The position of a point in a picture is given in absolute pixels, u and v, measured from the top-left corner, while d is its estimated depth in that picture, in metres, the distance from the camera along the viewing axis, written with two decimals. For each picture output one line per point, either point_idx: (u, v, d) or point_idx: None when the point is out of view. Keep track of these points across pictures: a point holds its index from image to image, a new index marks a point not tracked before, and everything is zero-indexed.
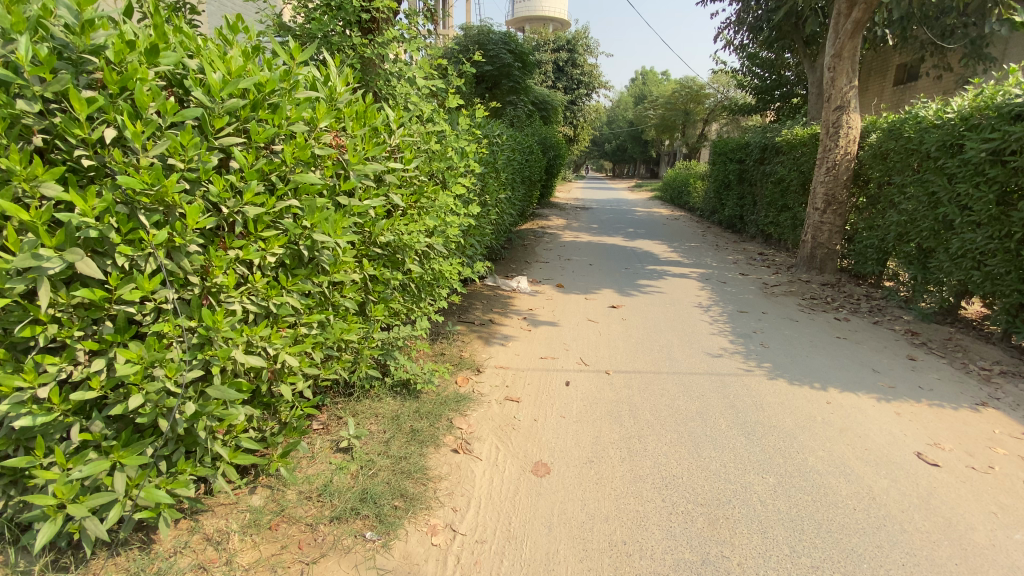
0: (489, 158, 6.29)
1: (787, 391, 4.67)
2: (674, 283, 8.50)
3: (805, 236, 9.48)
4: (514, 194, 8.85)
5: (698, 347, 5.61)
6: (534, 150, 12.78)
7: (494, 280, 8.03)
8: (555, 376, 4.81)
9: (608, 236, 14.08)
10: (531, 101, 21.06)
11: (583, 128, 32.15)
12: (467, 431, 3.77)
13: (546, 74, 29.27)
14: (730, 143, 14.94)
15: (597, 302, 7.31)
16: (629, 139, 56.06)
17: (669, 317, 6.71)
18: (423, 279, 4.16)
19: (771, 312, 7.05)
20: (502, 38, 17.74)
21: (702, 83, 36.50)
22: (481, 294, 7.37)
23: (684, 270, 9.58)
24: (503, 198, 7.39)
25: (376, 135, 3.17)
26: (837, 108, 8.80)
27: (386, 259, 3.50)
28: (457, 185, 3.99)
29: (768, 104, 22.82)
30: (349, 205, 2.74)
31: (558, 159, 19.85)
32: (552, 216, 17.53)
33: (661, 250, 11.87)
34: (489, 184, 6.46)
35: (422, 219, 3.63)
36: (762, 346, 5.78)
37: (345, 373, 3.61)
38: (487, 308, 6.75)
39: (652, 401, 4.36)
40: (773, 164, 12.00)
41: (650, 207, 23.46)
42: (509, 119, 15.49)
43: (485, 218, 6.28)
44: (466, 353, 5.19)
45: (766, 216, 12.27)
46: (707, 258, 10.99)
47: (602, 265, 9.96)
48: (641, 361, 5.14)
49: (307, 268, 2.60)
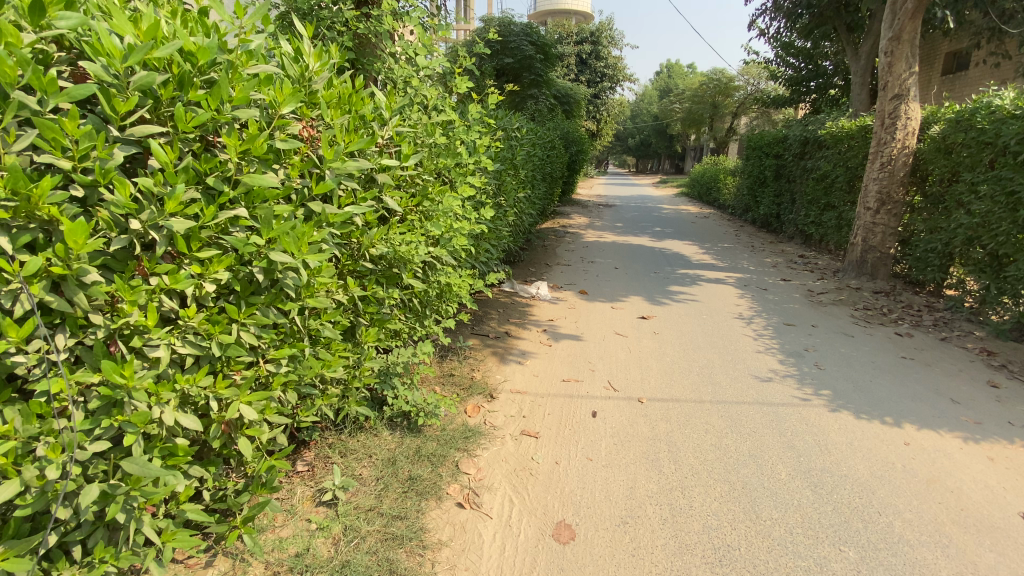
0: (506, 155, 5.68)
1: (854, 428, 3.96)
2: (709, 290, 7.78)
3: (854, 238, 8.63)
4: (535, 192, 8.21)
5: (744, 369, 4.91)
6: (555, 146, 12.15)
7: (511, 286, 7.44)
8: (581, 404, 4.17)
9: (633, 235, 13.35)
10: (553, 94, 20.37)
11: (607, 123, 31.31)
12: (475, 478, 3.17)
13: (568, 67, 28.48)
14: (765, 136, 14.03)
15: (625, 312, 6.65)
16: (653, 134, 54.76)
17: (707, 331, 6.00)
18: (427, 295, 3.58)
19: (822, 325, 6.30)
20: (524, 29, 17.11)
21: (731, 75, 35.19)
22: (497, 302, 6.78)
23: (719, 275, 8.84)
24: (521, 197, 6.77)
25: (365, 125, 2.58)
26: (894, 97, 7.93)
27: (380, 274, 2.93)
28: (467, 185, 3.40)
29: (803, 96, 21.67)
30: (324, 214, 2.15)
31: (580, 155, 19.15)
32: (574, 214, 16.88)
33: (692, 251, 11.11)
34: (505, 183, 5.84)
35: (424, 226, 3.05)
36: (817, 368, 5.06)
37: (332, 408, 3.07)
38: (503, 318, 6.17)
39: (695, 439, 3.71)
40: (816, 159, 11.11)
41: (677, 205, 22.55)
42: (531, 113, 14.85)
43: (501, 221, 5.67)
44: (479, 373, 4.61)
45: (807, 215, 11.39)
46: (742, 261, 10.20)
47: (629, 268, 9.28)
48: (679, 386, 4.46)
49: (268, 295, 2.03)
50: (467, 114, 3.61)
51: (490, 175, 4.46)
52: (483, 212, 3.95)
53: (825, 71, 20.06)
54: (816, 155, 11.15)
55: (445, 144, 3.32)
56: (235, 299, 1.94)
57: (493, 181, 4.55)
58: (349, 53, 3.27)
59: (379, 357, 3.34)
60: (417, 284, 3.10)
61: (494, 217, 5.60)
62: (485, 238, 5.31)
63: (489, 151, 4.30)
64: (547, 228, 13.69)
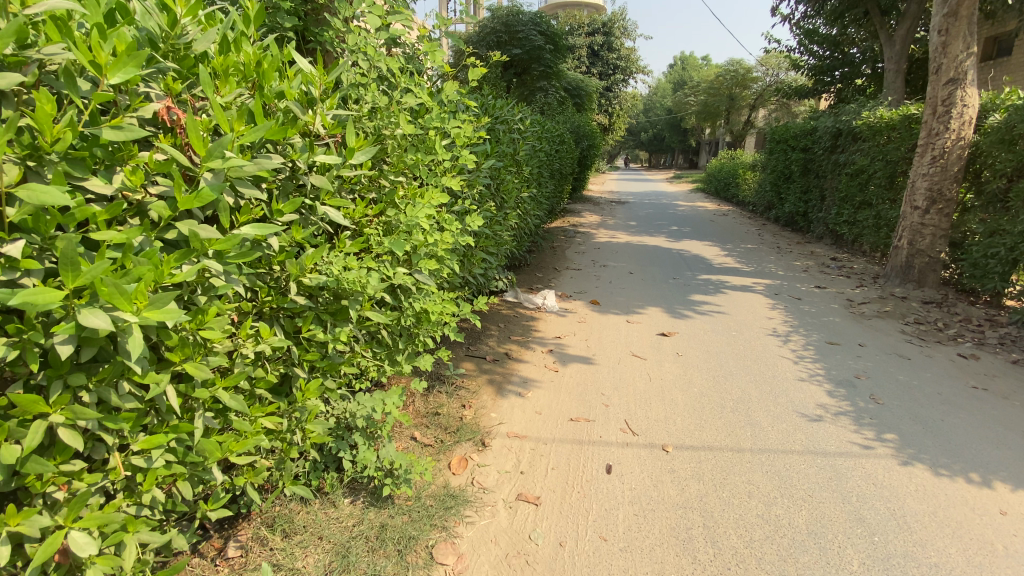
0: (501, 150, 4.91)
1: (935, 489, 3.18)
2: (736, 299, 6.98)
3: (898, 240, 7.74)
4: (541, 191, 7.44)
5: (787, 406, 4.12)
6: (565, 140, 11.37)
7: (515, 295, 6.70)
8: (592, 453, 3.41)
9: (649, 235, 12.51)
10: (563, 87, 19.58)
11: (619, 117, 30.33)
12: (454, 571, 2.44)
13: (579, 60, 27.62)
14: (791, 129, 13.06)
15: (643, 327, 5.87)
16: (666, 127, 53.45)
17: (738, 352, 5.20)
18: (397, 326, 2.86)
19: (871, 345, 5.47)
20: (533, 19, 16.34)
21: (748, 66, 33.88)
22: (497, 316, 6.03)
23: (745, 281, 8.03)
24: (524, 197, 6.02)
25: (282, 110, 1.84)
26: (949, 81, 7.03)
27: (323, 308, 2.18)
28: (445, 188, 2.64)
29: (827, 87, 20.55)
30: (197, 239, 1.44)
31: (592, 150, 18.33)
32: (586, 213, 16.08)
33: (713, 254, 10.26)
34: (503, 182, 5.07)
35: (384, 244, 2.30)
36: (875, 403, 4.25)
37: (269, 481, 2.36)
38: (503, 335, 5.43)
39: (737, 507, 2.93)
40: (850, 153, 10.20)
41: (693, 201, 21.58)
42: (540, 106, 14.08)
43: (497, 227, 4.91)
44: (471, 409, 3.86)
45: (840, 214, 10.48)
46: (768, 265, 9.34)
47: (645, 273, 8.49)
48: (711, 429, 3.69)
49: (96, 368, 1.36)
50: (445, 98, 2.85)
51: (475, 172, 3.69)
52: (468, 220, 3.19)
53: (852, 60, 18.90)
54: (851, 148, 10.22)
55: (414, 136, 2.57)
56: (42, 381, 1.27)
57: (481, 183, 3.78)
58: (287, 16, 2.52)
59: (331, 408, 2.62)
60: (376, 319, 2.36)
61: (491, 222, 4.86)
62: (473, 247, 4.55)
63: (473, 147, 3.54)
64: (557, 228, 12.90)
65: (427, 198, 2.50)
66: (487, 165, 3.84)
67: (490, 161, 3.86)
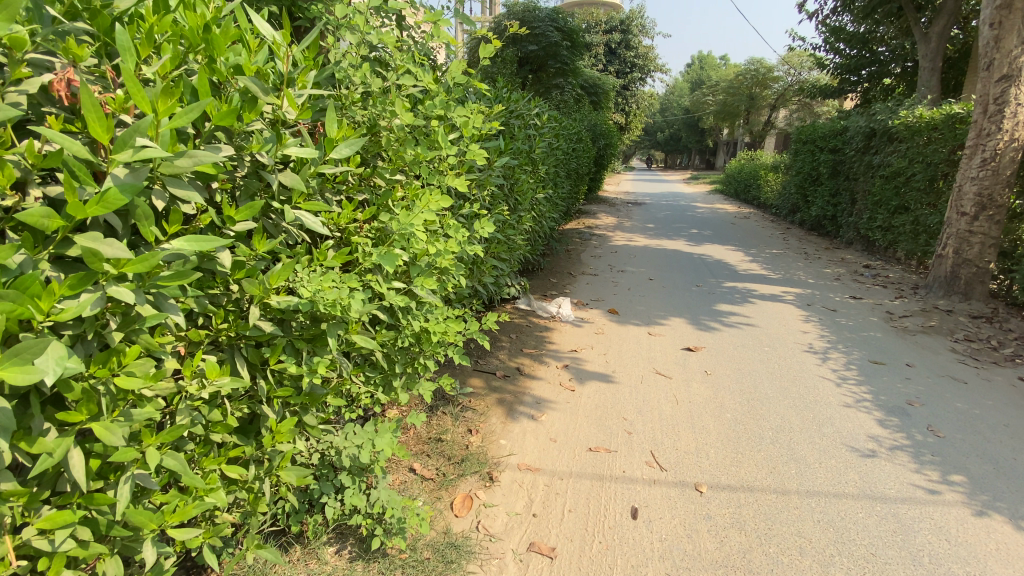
0: (516, 148, 4.51)
1: (1022, 549, 2.71)
2: (766, 310, 6.51)
3: (941, 249, 7.19)
4: (557, 192, 7.03)
5: (833, 437, 3.67)
6: (582, 138, 10.95)
7: (528, 302, 6.31)
8: (616, 491, 2.99)
9: (668, 238, 12.02)
10: (580, 85, 19.14)
11: (636, 116, 29.74)
12: None
13: (596, 58, 27.12)
14: (819, 129, 12.47)
15: (666, 340, 5.42)
16: (683, 127, 52.60)
17: (773, 371, 4.74)
18: (393, 348, 2.48)
19: (919, 365, 4.97)
20: (550, 14, 15.94)
21: (770, 65, 33.03)
22: (509, 326, 5.63)
23: (773, 290, 7.54)
24: (540, 198, 5.62)
25: (232, 85, 1.41)
26: (1003, 78, 6.48)
27: (298, 335, 1.78)
28: (451, 190, 2.24)
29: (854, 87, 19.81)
30: (95, 263, 1.08)
31: (609, 149, 17.85)
32: (602, 214, 15.62)
33: (737, 259, 9.76)
34: (517, 182, 4.67)
35: (375, 255, 1.91)
36: (933, 436, 3.78)
37: (236, 536, 1.99)
38: (515, 347, 5.02)
39: (788, 567, 2.49)
40: (886, 155, 9.62)
41: (712, 203, 20.96)
42: (557, 103, 13.66)
43: (510, 231, 4.51)
44: (478, 434, 3.45)
45: (873, 219, 9.91)
46: (797, 272, 8.82)
47: (666, 279, 8.03)
48: (750, 465, 3.25)
49: None
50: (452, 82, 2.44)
51: (486, 172, 3.29)
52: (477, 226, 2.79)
53: (881, 58, 18.14)
54: (886, 149, 9.64)
55: (415, 127, 2.18)
56: None
57: (493, 184, 3.38)
58: None
59: (313, 444, 2.25)
60: (364, 345, 1.98)
61: (504, 225, 4.45)
62: (484, 253, 4.15)
63: (484, 142, 3.13)
64: (572, 229, 12.47)
65: (428, 200, 2.10)
66: (500, 162, 3.44)
67: (503, 158, 3.46)
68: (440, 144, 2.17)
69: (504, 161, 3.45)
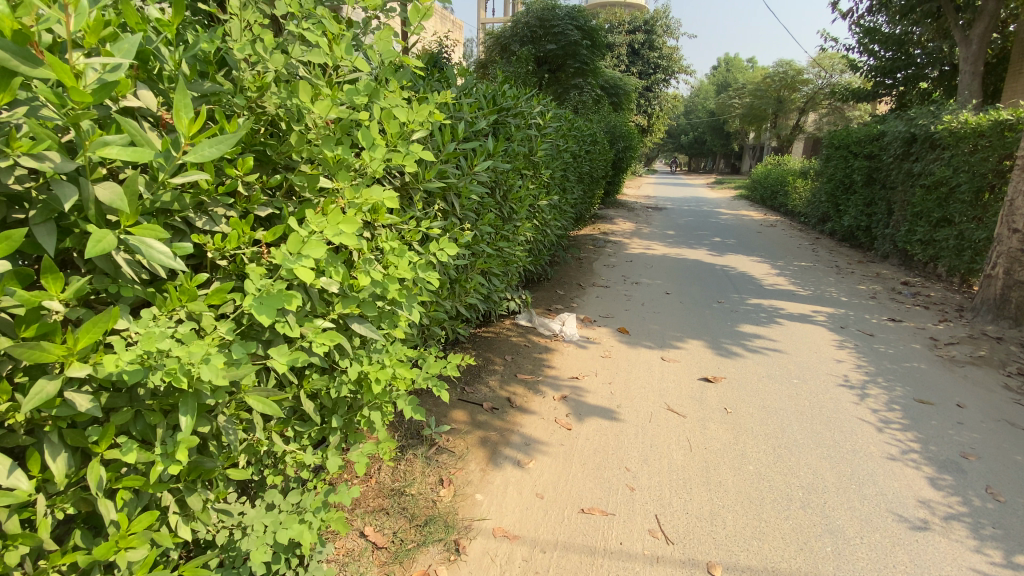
0: (510, 151, 3.99)
1: None
2: (792, 333, 5.88)
3: (989, 268, 6.44)
4: (565, 199, 6.49)
5: (876, 502, 3.05)
6: (598, 141, 10.41)
7: (529, 317, 5.79)
8: (610, 572, 2.45)
9: (688, 248, 11.36)
10: (600, 86, 18.57)
11: (659, 119, 28.93)
12: None
13: (618, 59, 26.50)
14: (853, 134, 11.67)
15: (681, 368, 4.82)
16: (707, 131, 51.46)
17: (802, 411, 4.11)
18: (332, 397, 2.01)
19: (972, 406, 4.29)
20: (569, 13, 15.43)
21: (800, 67, 31.87)
22: (505, 346, 5.09)
23: (802, 309, 6.87)
24: (541, 205, 5.10)
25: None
26: None
27: (149, 406, 1.32)
28: (385, 202, 1.67)
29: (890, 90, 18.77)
30: None
31: (628, 152, 17.23)
32: (619, 219, 15.01)
33: (762, 272, 9.07)
34: (511, 188, 4.14)
35: (257, 295, 1.39)
36: (995, 502, 3.13)
37: None
38: (508, 373, 4.49)
39: None
40: (928, 162, 8.83)
41: (736, 209, 20.12)
42: (574, 105, 13.13)
43: (502, 243, 4.00)
44: (450, 486, 2.93)
45: (913, 231, 9.13)
46: (828, 289, 8.11)
47: (683, 293, 7.44)
48: (775, 540, 2.68)
49: None
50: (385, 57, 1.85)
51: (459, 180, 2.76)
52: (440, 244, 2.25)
53: (918, 60, 17.12)
54: (929, 156, 8.86)
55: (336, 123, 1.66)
56: None
57: (469, 193, 2.86)
58: None
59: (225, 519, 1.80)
60: (261, 412, 1.53)
61: (494, 238, 3.94)
62: (467, 270, 3.63)
63: (451, 144, 2.62)
64: (587, 236, 11.89)
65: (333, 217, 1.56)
66: (480, 168, 2.91)
67: (483, 162, 2.93)
68: (366, 141, 1.62)
69: (484, 165, 2.93)
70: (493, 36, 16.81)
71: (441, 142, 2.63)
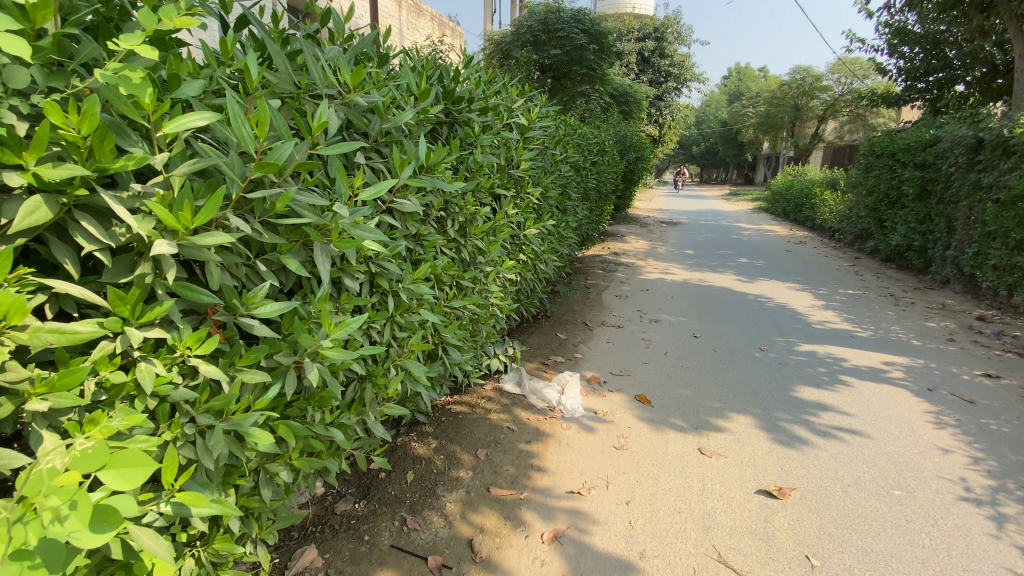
0: (471, 165, 2.62)
1: None
2: (868, 402, 4.41)
3: None
4: (565, 224, 5.10)
5: None
6: (606, 151, 9.03)
7: (516, 378, 4.41)
8: None
9: (713, 272, 9.85)
10: (608, 94, 17.24)
11: (671, 129, 27.51)
12: None
13: (628, 67, 25.22)
14: (900, 140, 10.17)
15: (729, 469, 3.34)
16: (720, 142, 49.91)
17: (932, 563, 2.63)
18: None
19: None
20: (574, 15, 14.17)
21: (818, 74, 30.36)
22: (481, 430, 3.66)
23: (869, 360, 5.38)
24: (526, 236, 3.73)
25: None
26: None
27: None
28: None
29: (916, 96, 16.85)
30: None
31: (640, 164, 15.77)
32: (631, 238, 13.56)
33: (805, 304, 7.57)
34: (479, 217, 2.72)
35: None
36: None
37: None
38: (477, 485, 3.06)
39: None
40: (1006, 171, 7.31)
41: (757, 224, 18.54)
42: (581, 113, 11.79)
43: (462, 303, 2.62)
44: None
45: (986, 254, 7.58)
46: (891, 328, 6.60)
47: (713, 336, 5.99)
48: None
49: None
50: None
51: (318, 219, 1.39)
52: (122, 458, 1.05)
53: (952, 63, 15.22)
54: (1005, 165, 7.36)
55: None
56: None
57: (349, 243, 1.44)
58: None
59: None
60: None
61: (446, 297, 2.56)
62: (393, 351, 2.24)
63: (283, 150, 1.28)
64: (596, 258, 10.41)
65: None
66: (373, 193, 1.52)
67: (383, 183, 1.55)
68: None
69: (387, 188, 1.54)
70: (492, 42, 15.56)
71: (250, 137, 1.25)
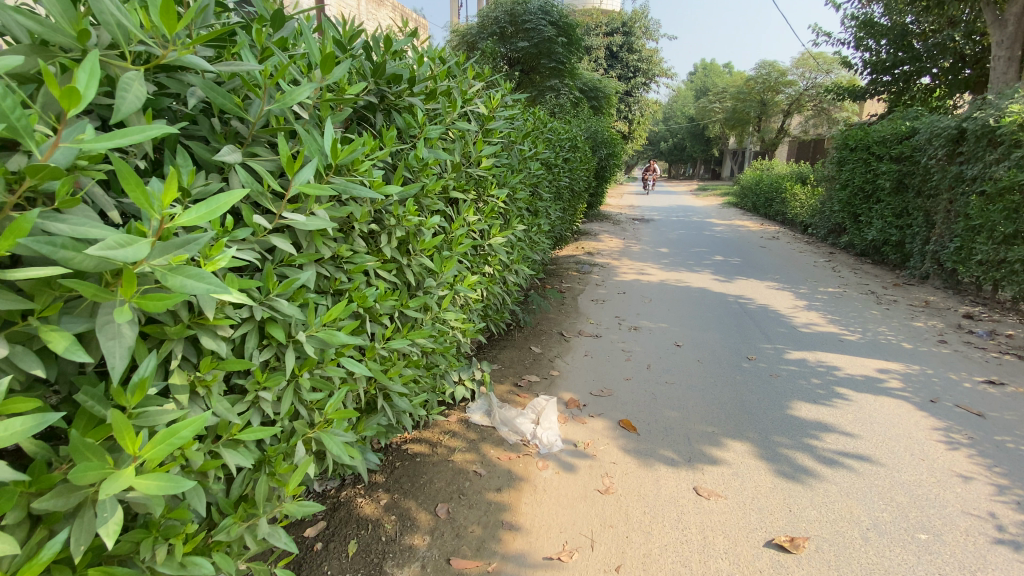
0: (415, 162, 2.04)
1: None
2: (871, 422, 4.01)
3: None
4: (537, 228, 4.58)
5: None
6: (579, 147, 8.53)
7: (483, 406, 3.86)
8: None
9: (690, 270, 9.48)
10: (578, 88, 16.80)
11: (641, 124, 27.37)
12: None
13: (596, 62, 24.86)
14: (874, 133, 9.99)
15: (732, 517, 2.85)
16: (687, 137, 50.33)
17: None
18: None
19: None
20: (542, 6, 13.63)
21: (782, 69, 30.70)
22: (442, 479, 3.08)
23: (862, 367, 5.03)
24: (489, 247, 3.17)
25: None
26: None
27: None
28: None
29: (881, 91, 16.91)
30: None
31: (612, 160, 15.38)
32: (605, 236, 13.14)
33: (788, 305, 7.24)
34: (428, 229, 2.13)
35: None
36: None
37: None
38: (435, 557, 2.50)
39: None
40: (988, 163, 7.11)
41: (729, 219, 18.40)
42: (551, 107, 11.28)
43: (404, 341, 2.04)
44: None
45: (968, 249, 7.38)
46: (879, 329, 6.30)
47: (697, 344, 5.54)
48: None
49: None
50: None
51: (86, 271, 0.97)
52: None
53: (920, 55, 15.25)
54: (988, 157, 7.16)
55: None
56: None
57: (161, 305, 1.01)
58: None
59: None
60: None
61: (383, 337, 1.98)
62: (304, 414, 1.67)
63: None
64: (569, 259, 9.92)
65: None
66: (197, 216, 1.05)
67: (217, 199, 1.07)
68: None
69: (223, 205, 1.06)
70: (457, 34, 14.88)
71: None
